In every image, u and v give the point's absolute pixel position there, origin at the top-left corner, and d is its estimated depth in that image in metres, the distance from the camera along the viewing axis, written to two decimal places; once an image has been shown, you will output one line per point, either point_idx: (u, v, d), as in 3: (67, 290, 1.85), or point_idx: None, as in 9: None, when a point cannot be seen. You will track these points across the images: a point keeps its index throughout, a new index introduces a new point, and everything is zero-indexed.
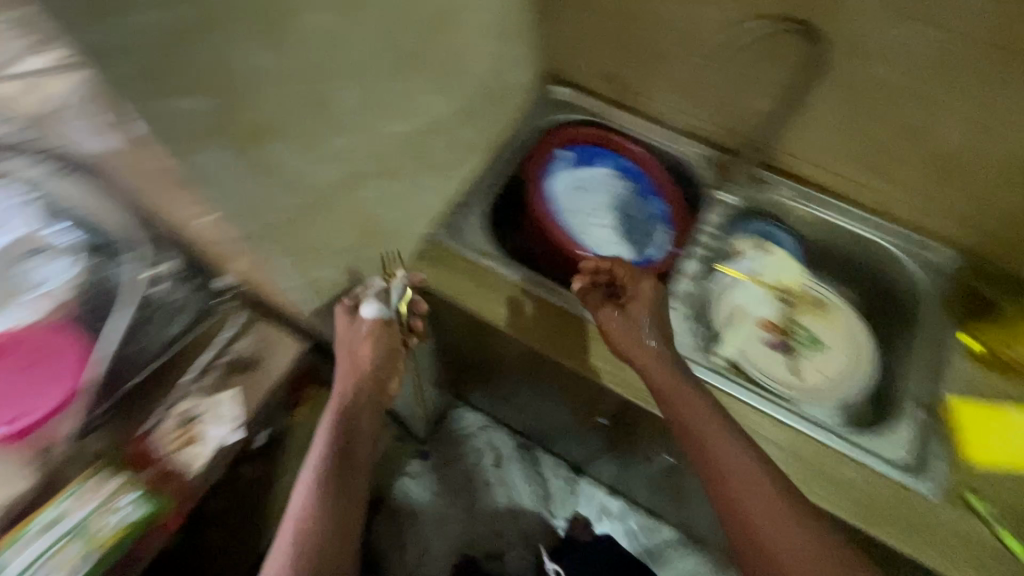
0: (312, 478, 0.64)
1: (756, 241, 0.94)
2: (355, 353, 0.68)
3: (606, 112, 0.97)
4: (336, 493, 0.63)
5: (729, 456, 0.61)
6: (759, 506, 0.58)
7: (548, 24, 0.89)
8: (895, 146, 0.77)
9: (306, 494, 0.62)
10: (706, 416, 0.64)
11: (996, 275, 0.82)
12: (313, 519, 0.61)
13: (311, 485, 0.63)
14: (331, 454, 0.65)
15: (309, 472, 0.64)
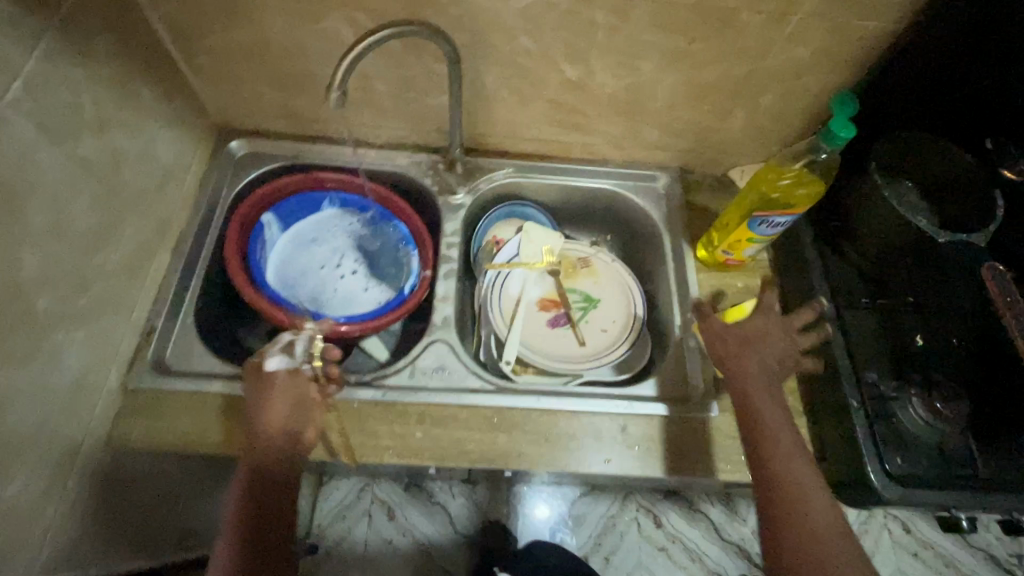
0: (234, 565, 0.54)
1: (516, 221, 0.93)
2: (274, 419, 0.60)
3: (300, 150, 0.84)
4: (267, 570, 0.55)
5: (777, 428, 0.62)
6: (811, 497, 0.57)
7: (180, 76, 0.73)
8: (581, 101, 0.77)
9: (235, 573, 0.53)
10: (772, 408, 0.63)
11: (700, 182, 0.90)
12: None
13: (235, 572, 0.53)
14: (257, 528, 0.56)
15: (235, 549, 0.54)
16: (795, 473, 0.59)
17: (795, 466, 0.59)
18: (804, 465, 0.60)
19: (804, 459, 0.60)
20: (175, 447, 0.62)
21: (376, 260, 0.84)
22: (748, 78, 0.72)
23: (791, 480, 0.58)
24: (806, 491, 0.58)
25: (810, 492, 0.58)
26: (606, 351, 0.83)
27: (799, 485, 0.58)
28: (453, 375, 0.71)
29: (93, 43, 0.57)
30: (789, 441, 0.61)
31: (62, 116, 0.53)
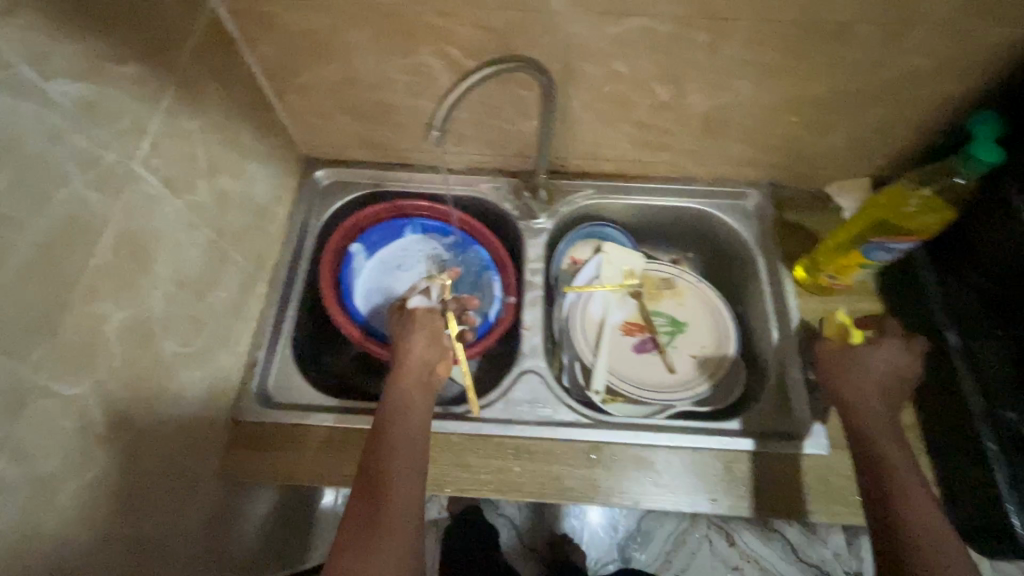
0: (390, 444, 0.57)
1: (592, 242, 0.90)
2: (422, 348, 0.66)
3: (384, 177, 0.84)
4: (419, 449, 0.58)
5: (881, 432, 0.60)
6: (921, 503, 0.53)
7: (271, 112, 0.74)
8: (672, 122, 0.74)
9: (390, 451, 0.57)
10: (880, 407, 0.62)
11: (791, 199, 0.85)
12: (392, 489, 0.54)
13: (390, 450, 0.57)
14: (408, 419, 0.60)
15: (393, 429, 0.59)
16: (911, 482, 0.55)
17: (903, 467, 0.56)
18: (917, 478, 0.55)
19: (914, 468, 0.56)
20: (283, 470, 0.63)
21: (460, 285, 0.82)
22: (859, 92, 0.67)
23: (903, 481, 0.55)
24: (925, 501, 0.53)
25: (920, 496, 0.54)
26: (697, 378, 0.81)
27: (910, 484, 0.55)
28: (548, 407, 0.70)
29: (206, 95, 0.59)
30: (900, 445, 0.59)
31: (184, 170, 0.55)
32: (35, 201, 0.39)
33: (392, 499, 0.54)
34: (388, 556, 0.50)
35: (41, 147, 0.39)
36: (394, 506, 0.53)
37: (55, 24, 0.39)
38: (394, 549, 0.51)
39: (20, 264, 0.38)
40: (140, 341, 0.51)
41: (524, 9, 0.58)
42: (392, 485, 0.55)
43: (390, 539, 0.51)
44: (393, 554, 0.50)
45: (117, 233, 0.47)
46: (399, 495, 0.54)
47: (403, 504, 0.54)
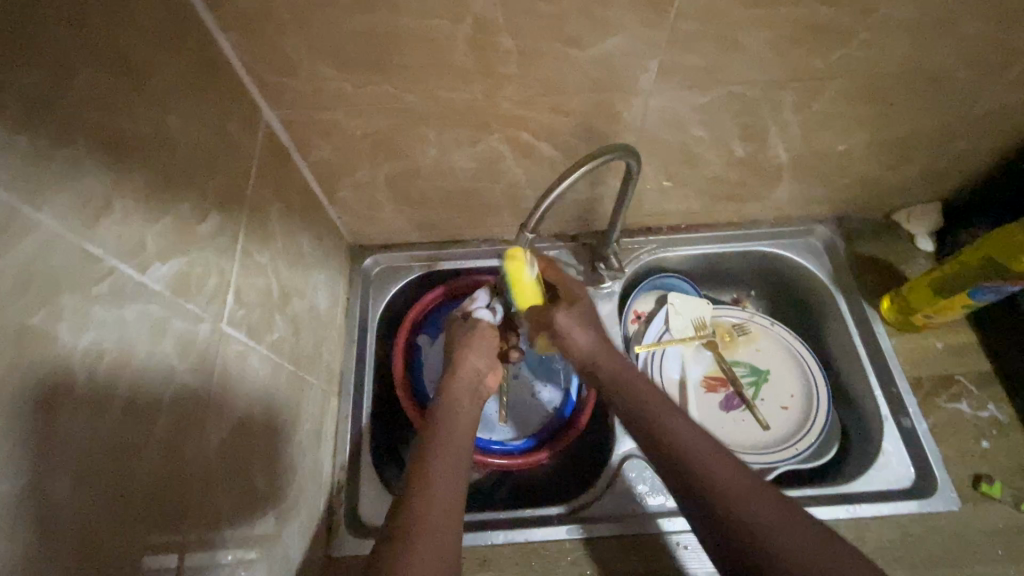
0: (436, 440, 0.54)
1: (656, 293, 0.85)
2: (478, 356, 0.65)
3: (438, 255, 0.79)
4: (465, 452, 0.54)
5: (690, 441, 0.53)
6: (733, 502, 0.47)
7: (322, 211, 0.68)
8: (744, 174, 0.70)
9: (437, 448, 0.53)
10: (667, 407, 0.57)
11: (858, 230, 0.82)
12: (436, 481, 0.49)
13: (438, 447, 0.53)
14: (455, 422, 0.57)
15: (439, 430, 0.56)
16: (744, 488, 0.48)
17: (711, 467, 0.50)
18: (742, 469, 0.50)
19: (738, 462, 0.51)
20: None
21: (532, 361, 0.76)
22: (940, 127, 0.65)
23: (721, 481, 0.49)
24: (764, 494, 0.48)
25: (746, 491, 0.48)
26: (796, 432, 0.75)
27: (723, 486, 0.49)
28: (658, 494, 0.65)
29: (271, 218, 0.53)
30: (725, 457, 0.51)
31: (263, 309, 0.50)
32: (150, 414, 0.33)
33: (435, 489, 0.48)
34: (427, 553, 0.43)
35: (150, 347, 0.34)
36: (439, 496, 0.48)
37: (147, 206, 0.34)
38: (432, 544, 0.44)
39: (144, 492, 0.33)
40: (245, 517, 0.45)
41: (607, 90, 0.54)
42: (437, 474, 0.50)
43: (430, 532, 0.44)
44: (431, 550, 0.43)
45: (219, 409, 0.41)
46: (443, 490, 0.48)
47: (449, 494, 0.48)
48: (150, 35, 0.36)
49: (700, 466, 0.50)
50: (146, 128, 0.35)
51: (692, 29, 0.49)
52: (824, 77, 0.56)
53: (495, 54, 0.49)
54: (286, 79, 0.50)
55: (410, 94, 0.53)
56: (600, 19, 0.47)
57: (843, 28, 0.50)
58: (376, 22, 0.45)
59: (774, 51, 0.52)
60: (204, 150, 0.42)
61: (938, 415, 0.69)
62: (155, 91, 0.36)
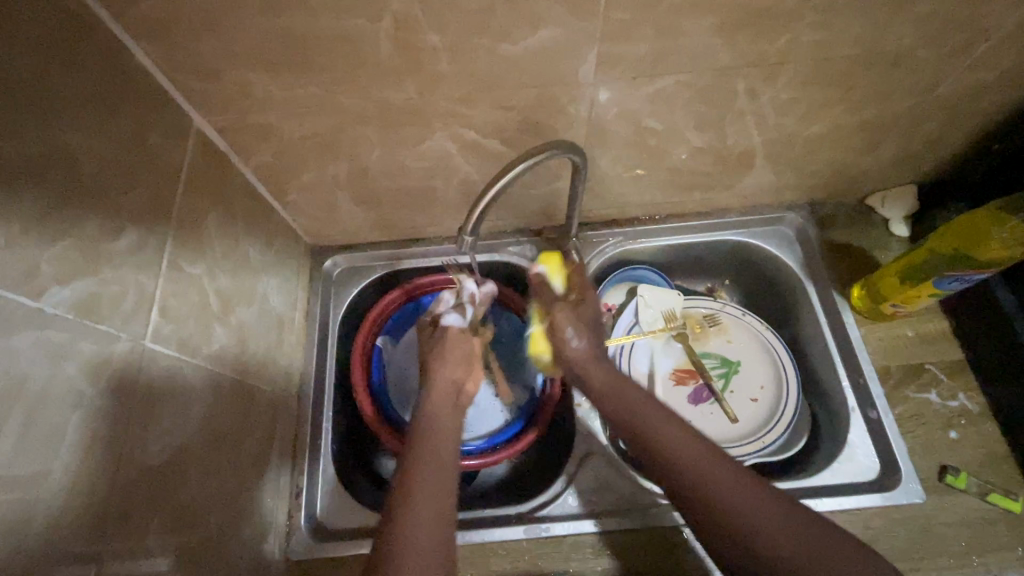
0: (421, 461, 0.53)
1: (625, 285, 0.82)
2: (450, 366, 0.63)
3: (399, 253, 0.77)
4: (449, 475, 0.53)
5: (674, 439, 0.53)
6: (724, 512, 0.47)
7: (274, 214, 0.67)
8: (705, 163, 0.68)
9: (421, 468, 0.52)
10: (662, 416, 0.56)
11: (831, 217, 0.80)
12: (422, 506, 0.48)
13: (421, 468, 0.52)
14: (442, 440, 0.56)
15: (425, 448, 0.54)
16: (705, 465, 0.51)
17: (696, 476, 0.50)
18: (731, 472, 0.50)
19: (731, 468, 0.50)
20: None
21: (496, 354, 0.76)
22: (906, 111, 0.62)
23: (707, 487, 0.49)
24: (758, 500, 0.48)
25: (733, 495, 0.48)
26: (763, 425, 0.74)
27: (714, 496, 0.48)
28: (619, 491, 0.65)
29: (208, 227, 0.52)
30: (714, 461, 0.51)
31: (199, 320, 0.50)
32: (54, 442, 0.33)
33: (419, 513, 0.48)
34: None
35: (49, 376, 0.33)
36: (423, 523, 0.47)
37: (40, 229, 0.34)
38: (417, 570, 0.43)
39: (50, 518, 0.33)
40: (182, 532, 0.45)
41: (547, 84, 0.52)
42: (418, 500, 0.49)
43: (413, 559, 0.44)
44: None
45: (143, 429, 0.41)
46: (428, 515, 0.48)
47: (432, 519, 0.48)
48: (43, 50, 0.36)
49: (692, 477, 0.50)
50: (39, 149, 0.34)
51: (626, 18, 0.47)
52: (776, 63, 0.54)
53: (422, 51, 0.48)
54: (211, 85, 0.49)
55: (341, 95, 0.51)
56: (527, 12, 0.45)
57: (786, 13, 0.48)
58: (295, 23, 0.44)
59: (716, 39, 0.50)
60: (120, 165, 0.41)
61: (907, 406, 0.68)
62: (54, 109, 0.36)
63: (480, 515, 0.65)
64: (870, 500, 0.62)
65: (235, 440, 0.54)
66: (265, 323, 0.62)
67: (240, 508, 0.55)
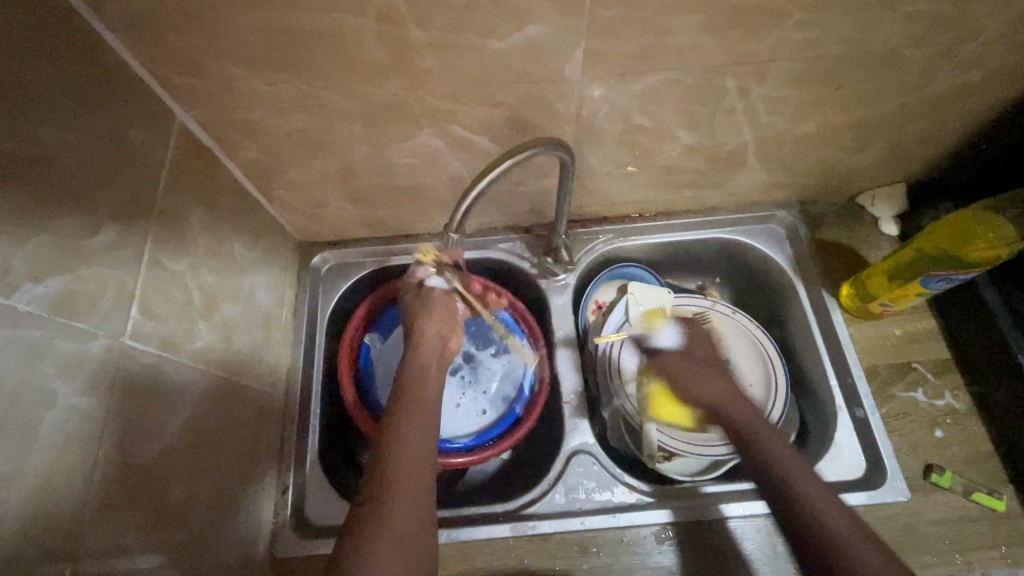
0: (405, 423, 0.53)
1: (615, 283, 0.82)
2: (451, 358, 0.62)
3: (388, 250, 0.77)
4: (433, 416, 0.55)
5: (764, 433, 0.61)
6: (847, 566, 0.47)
7: (262, 210, 0.67)
8: (695, 161, 0.68)
9: (411, 411, 0.54)
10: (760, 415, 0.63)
11: (822, 216, 0.80)
12: (409, 447, 0.50)
13: (409, 413, 0.54)
14: (427, 405, 0.56)
15: (410, 413, 0.54)
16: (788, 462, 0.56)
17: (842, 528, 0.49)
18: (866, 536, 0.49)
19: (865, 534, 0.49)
20: None
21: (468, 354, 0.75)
22: (896, 110, 0.62)
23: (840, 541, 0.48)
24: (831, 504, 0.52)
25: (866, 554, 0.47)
26: (752, 422, 0.74)
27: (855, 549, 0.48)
28: (607, 490, 0.65)
29: (191, 224, 0.52)
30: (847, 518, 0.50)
31: (182, 318, 0.49)
32: (27, 441, 0.33)
33: (403, 451, 0.50)
34: (395, 513, 0.45)
35: (20, 375, 0.33)
36: (408, 461, 0.49)
37: (12, 226, 0.33)
38: (404, 506, 0.46)
39: (23, 516, 0.33)
40: (163, 531, 0.45)
41: (535, 80, 0.52)
42: (403, 440, 0.51)
43: (398, 496, 0.47)
44: (403, 512, 0.46)
45: (121, 428, 0.41)
46: (414, 454, 0.50)
47: (417, 459, 0.50)
48: (15, 42, 0.35)
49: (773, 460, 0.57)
50: (4, 146, 0.33)
51: (614, 16, 0.46)
52: (766, 61, 0.53)
53: (408, 47, 0.47)
54: (193, 79, 0.48)
55: (326, 90, 0.51)
56: (513, 8, 0.45)
57: (775, 11, 0.48)
58: (278, 18, 0.44)
59: (704, 37, 0.50)
60: (96, 161, 0.40)
61: (893, 406, 0.68)
62: (23, 105, 0.35)
63: (467, 512, 0.64)
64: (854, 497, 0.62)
65: (219, 439, 0.54)
66: (252, 324, 0.62)
67: (225, 503, 0.55)
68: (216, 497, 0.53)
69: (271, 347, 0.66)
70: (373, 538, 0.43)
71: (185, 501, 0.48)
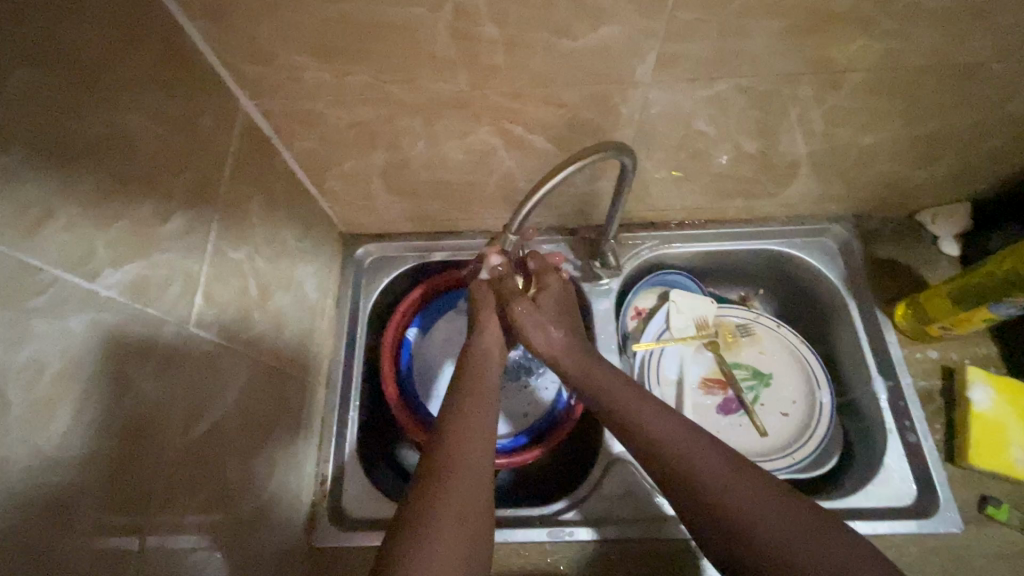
0: (463, 408, 0.53)
1: (657, 290, 0.80)
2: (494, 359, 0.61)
3: (430, 246, 0.76)
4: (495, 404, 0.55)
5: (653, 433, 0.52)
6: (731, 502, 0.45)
7: (313, 202, 0.67)
8: (753, 170, 0.66)
9: (470, 396, 0.54)
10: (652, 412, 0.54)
11: (877, 231, 0.77)
12: (472, 427, 0.51)
13: (471, 402, 0.54)
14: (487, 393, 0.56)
15: (468, 400, 0.54)
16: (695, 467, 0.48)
17: (696, 459, 0.48)
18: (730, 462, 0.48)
19: (731, 459, 0.48)
20: None
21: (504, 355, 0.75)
22: (972, 126, 0.60)
23: (707, 473, 0.47)
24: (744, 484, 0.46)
25: (728, 482, 0.46)
26: (796, 440, 0.71)
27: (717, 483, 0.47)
28: (644, 500, 0.63)
29: (251, 213, 0.52)
30: (692, 435, 0.51)
31: (239, 307, 0.50)
32: (104, 423, 0.34)
33: (465, 432, 0.50)
34: (462, 490, 0.45)
35: (102, 360, 0.33)
36: (470, 444, 0.49)
37: (98, 210, 0.34)
38: (466, 487, 0.45)
39: (97, 497, 0.33)
40: (214, 516, 0.46)
41: (603, 81, 0.51)
42: (463, 428, 0.51)
43: (462, 474, 0.46)
44: (464, 493, 0.45)
45: (182, 413, 0.41)
46: (477, 434, 0.50)
47: (479, 451, 0.49)
48: (106, 28, 0.35)
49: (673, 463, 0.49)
50: (98, 129, 0.34)
51: (692, 18, 0.45)
52: (843, 71, 0.52)
53: (479, 43, 0.47)
54: (262, 68, 0.48)
55: (392, 85, 0.50)
56: (592, 8, 0.44)
57: (861, 19, 0.46)
58: (355, 10, 0.43)
59: (782, 44, 0.48)
60: (172, 148, 0.41)
61: (947, 432, 0.66)
62: (113, 88, 0.35)
63: (504, 513, 0.64)
64: (902, 526, 0.60)
65: (266, 428, 0.54)
66: (299, 315, 0.62)
67: (270, 491, 0.55)
68: (259, 490, 0.53)
69: (315, 339, 0.66)
70: (439, 521, 0.42)
71: (233, 488, 0.48)
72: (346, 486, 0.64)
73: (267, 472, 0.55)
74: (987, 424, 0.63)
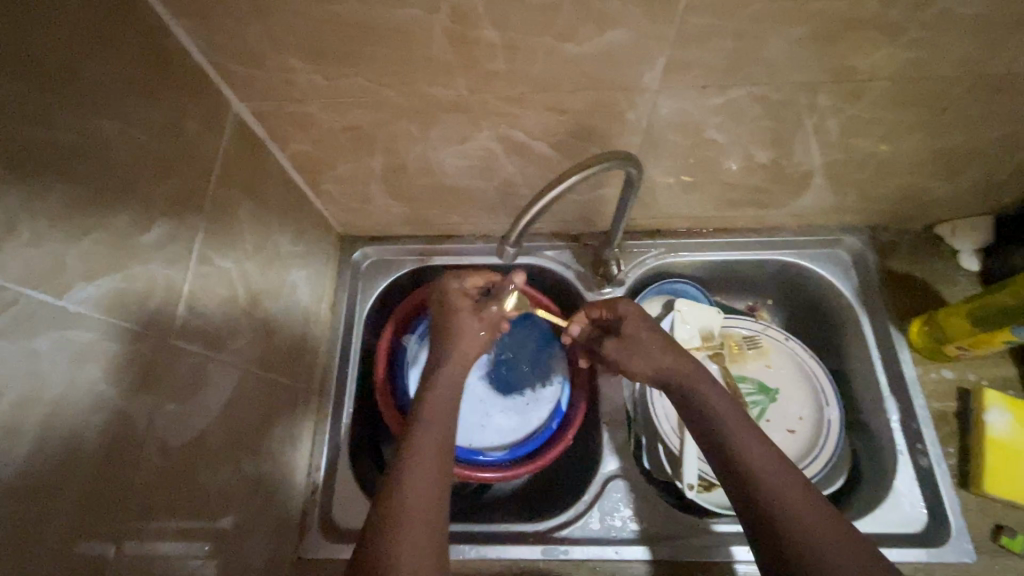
0: (416, 444, 0.51)
1: (661, 298, 0.76)
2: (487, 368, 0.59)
3: (428, 250, 0.74)
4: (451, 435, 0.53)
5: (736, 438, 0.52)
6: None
7: (308, 204, 0.65)
8: (763, 180, 0.64)
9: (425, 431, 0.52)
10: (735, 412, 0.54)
11: (893, 243, 0.74)
12: (427, 468, 0.49)
13: (425, 433, 0.52)
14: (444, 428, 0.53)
15: (424, 435, 0.52)
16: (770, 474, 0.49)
17: None
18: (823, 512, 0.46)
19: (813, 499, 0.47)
20: None
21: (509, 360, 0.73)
22: (1000, 138, 0.57)
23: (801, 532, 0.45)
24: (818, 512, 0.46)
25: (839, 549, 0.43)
26: (802, 458, 0.69)
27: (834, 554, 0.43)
28: (644, 519, 0.61)
29: (240, 217, 0.50)
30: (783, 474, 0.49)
31: (227, 314, 0.48)
32: (74, 445, 0.32)
33: (416, 474, 0.48)
34: (412, 540, 0.44)
35: (69, 380, 0.32)
36: (422, 485, 0.48)
37: (68, 222, 0.32)
38: (414, 534, 0.44)
39: (66, 521, 0.31)
40: (198, 530, 0.44)
41: (607, 86, 0.48)
42: (416, 468, 0.49)
43: (411, 519, 0.45)
44: (412, 542, 0.44)
45: (163, 424, 0.40)
46: (432, 473, 0.49)
47: (431, 488, 0.48)
48: (81, 29, 0.33)
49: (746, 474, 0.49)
50: (65, 138, 0.32)
51: (703, 23, 0.43)
52: (863, 80, 0.49)
53: (478, 46, 0.44)
54: (252, 70, 0.47)
55: (387, 88, 0.49)
56: (597, 11, 0.42)
57: (884, 25, 0.43)
58: (347, 12, 0.41)
59: (799, 52, 0.46)
60: (153, 154, 0.39)
61: (961, 456, 0.63)
62: (87, 95, 0.33)
63: (497, 526, 0.62)
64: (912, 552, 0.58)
65: (256, 437, 0.53)
66: (292, 320, 0.61)
67: (259, 500, 0.54)
68: (247, 502, 0.52)
69: (308, 344, 0.64)
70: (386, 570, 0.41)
71: (218, 501, 0.47)
72: (334, 496, 0.62)
73: (255, 481, 0.53)
74: (1003, 450, 0.61)
